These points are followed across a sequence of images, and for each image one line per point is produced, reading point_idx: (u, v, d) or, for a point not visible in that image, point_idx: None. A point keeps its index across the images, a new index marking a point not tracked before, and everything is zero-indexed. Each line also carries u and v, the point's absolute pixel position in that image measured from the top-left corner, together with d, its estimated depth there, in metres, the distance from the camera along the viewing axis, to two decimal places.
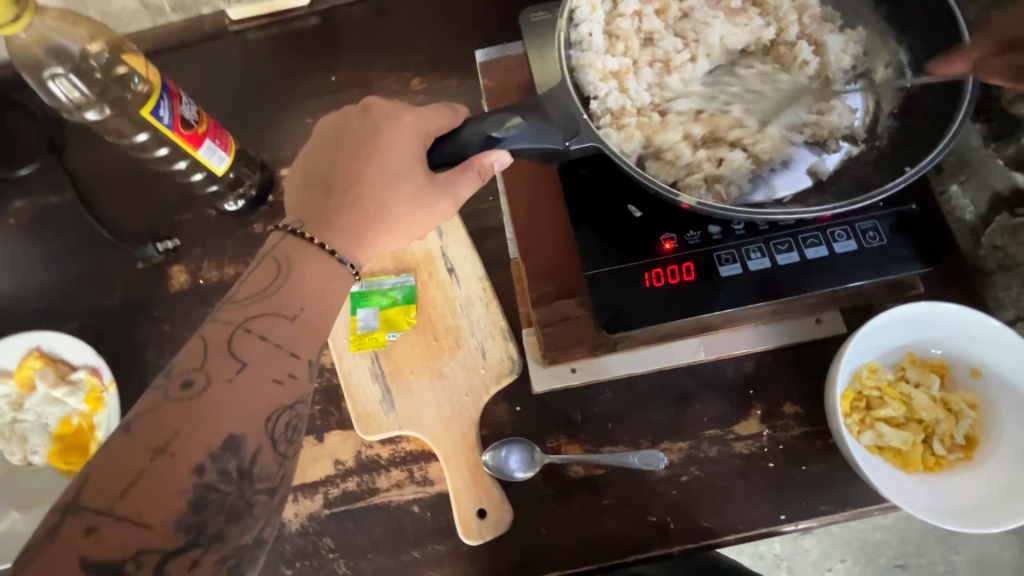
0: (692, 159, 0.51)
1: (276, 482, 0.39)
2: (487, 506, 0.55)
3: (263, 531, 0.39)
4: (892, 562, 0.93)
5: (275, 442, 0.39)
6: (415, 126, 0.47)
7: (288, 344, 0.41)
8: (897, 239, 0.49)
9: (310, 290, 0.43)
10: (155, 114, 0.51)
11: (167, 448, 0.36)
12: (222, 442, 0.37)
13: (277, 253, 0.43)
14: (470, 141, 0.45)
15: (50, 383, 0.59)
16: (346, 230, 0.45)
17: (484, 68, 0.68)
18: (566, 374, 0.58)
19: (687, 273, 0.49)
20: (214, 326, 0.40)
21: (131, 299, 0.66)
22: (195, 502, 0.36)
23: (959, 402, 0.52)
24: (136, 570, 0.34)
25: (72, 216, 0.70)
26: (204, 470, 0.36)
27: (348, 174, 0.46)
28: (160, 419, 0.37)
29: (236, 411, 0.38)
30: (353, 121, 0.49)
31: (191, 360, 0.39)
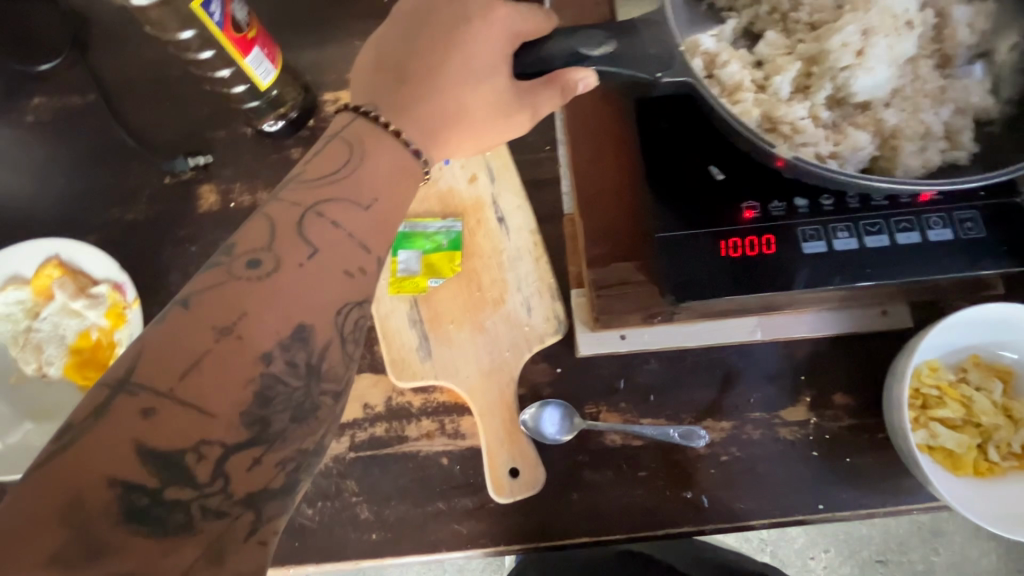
0: (814, 136, 0.46)
1: (341, 387, 0.34)
2: (521, 465, 0.53)
3: (325, 438, 0.33)
4: (874, 556, 0.93)
5: (344, 339, 0.34)
6: (506, 24, 0.40)
7: (360, 234, 0.35)
8: (995, 232, 0.45)
9: (384, 178, 0.37)
10: (206, 9, 0.46)
11: (233, 330, 0.31)
12: (292, 330, 0.32)
13: (346, 135, 0.38)
14: (554, 55, 0.39)
15: (70, 294, 0.56)
16: (419, 122, 0.39)
17: (555, 3, 0.62)
18: (615, 340, 0.56)
19: (766, 246, 0.46)
20: (278, 206, 0.35)
21: (156, 215, 0.62)
22: (259, 395, 0.31)
23: (1021, 410, 0.51)
24: (196, 463, 0.29)
25: (95, 120, 0.65)
26: (272, 359, 0.31)
27: (426, 61, 0.40)
28: (225, 296, 0.31)
29: (306, 298, 0.33)
30: (438, 1, 0.41)
31: (256, 238, 0.34)
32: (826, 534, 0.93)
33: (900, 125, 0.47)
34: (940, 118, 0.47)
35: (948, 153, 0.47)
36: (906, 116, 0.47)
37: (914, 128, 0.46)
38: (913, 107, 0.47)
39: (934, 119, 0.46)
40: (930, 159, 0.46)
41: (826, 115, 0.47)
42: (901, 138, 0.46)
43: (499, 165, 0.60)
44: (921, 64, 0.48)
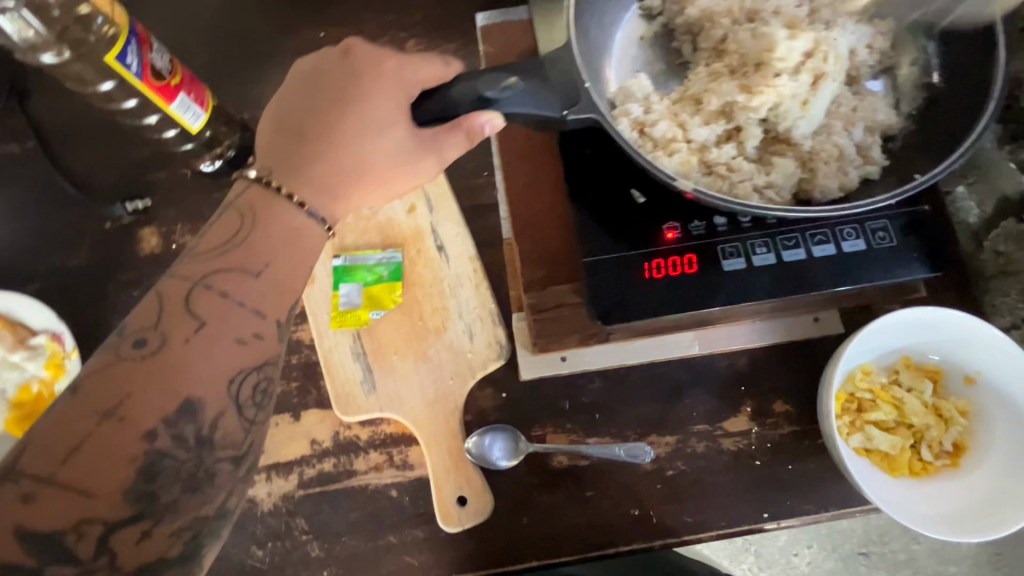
0: (748, 171, 0.48)
1: (242, 451, 0.37)
2: (468, 493, 0.53)
3: (226, 502, 0.37)
4: (855, 549, 0.89)
5: (241, 407, 0.37)
6: (398, 77, 0.44)
7: (252, 301, 0.38)
8: (906, 239, 0.49)
9: (275, 244, 0.40)
10: (121, 61, 0.47)
11: (115, 413, 0.34)
12: (177, 406, 0.35)
13: (240, 204, 0.40)
14: (461, 99, 0.41)
15: (8, 347, 0.56)
16: (318, 181, 0.42)
17: (485, 31, 0.64)
18: (556, 362, 0.56)
19: (688, 266, 0.49)
20: (170, 282, 0.38)
21: (97, 262, 0.61)
22: (145, 470, 0.34)
23: (951, 408, 0.52)
24: (76, 541, 0.32)
25: (33, 168, 0.65)
26: (156, 436, 0.34)
27: (322, 119, 0.43)
28: (109, 380, 0.34)
29: (193, 373, 0.36)
30: (331, 63, 0.45)
31: (144, 317, 0.36)
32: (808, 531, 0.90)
33: (814, 150, 0.48)
34: (853, 139, 0.48)
35: (862, 169, 0.48)
36: (821, 141, 0.48)
37: (831, 152, 0.48)
38: (825, 132, 0.49)
39: (846, 138, 0.48)
40: (847, 179, 0.48)
41: (752, 148, 0.49)
42: (818, 160, 0.48)
43: (437, 194, 0.61)
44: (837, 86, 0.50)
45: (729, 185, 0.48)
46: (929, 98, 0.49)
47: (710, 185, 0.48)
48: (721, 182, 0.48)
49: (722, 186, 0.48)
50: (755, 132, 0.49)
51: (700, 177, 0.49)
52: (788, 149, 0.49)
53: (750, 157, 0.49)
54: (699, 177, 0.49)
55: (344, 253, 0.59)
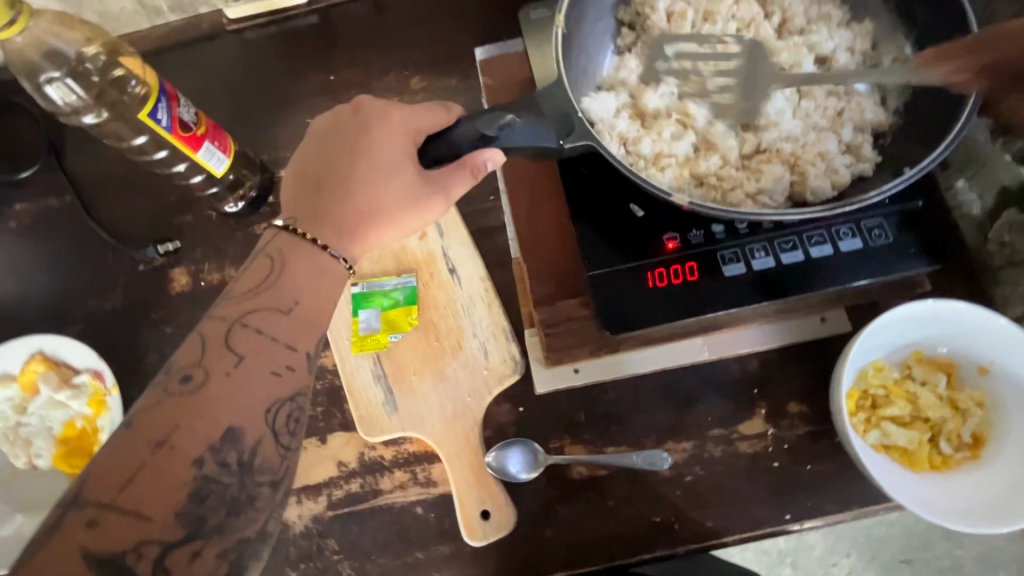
0: (737, 178, 0.51)
1: (279, 475, 0.40)
2: (491, 507, 0.55)
3: (267, 523, 0.39)
4: (897, 557, 0.87)
5: (277, 434, 0.40)
6: (405, 125, 0.48)
7: (285, 337, 0.42)
8: (902, 235, 0.51)
9: (303, 283, 0.43)
10: (153, 117, 0.51)
11: (167, 442, 0.36)
12: (221, 434, 0.38)
13: (270, 250, 0.44)
14: (462, 140, 0.45)
15: (54, 387, 0.60)
16: (339, 226, 0.46)
17: (484, 64, 0.67)
18: (568, 374, 0.58)
19: (690, 274, 0.51)
20: (210, 322, 0.41)
21: (133, 302, 0.65)
22: (196, 494, 0.36)
23: (966, 400, 0.52)
24: (136, 562, 0.34)
25: (72, 219, 0.69)
26: (204, 461, 0.37)
27: (338, 170, 0.47)
28: (160, 413, 0.37)
29: (234, 403, 0.39)
30: (345, 118, 0.50)
31: (188, 355, 0.39)
32: (846, 539, 0.87)
33: (797, 151, 0.51)
34: (842, 144, 0.52)
35: (855, 167, 0.51)
36: (802, 147, 0.52)
37: (815, 154, 0.51)
38: (808, 140, 0.52)
39: (833, 141, 0.51)
40: (836, 177, 0.50)
41: (735, 157, 0.52)
42: (804, 163, 0.51)
43: (447, 220, 0.63)
44: (815, 93, 0.53)
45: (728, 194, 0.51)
46: (912, 94, 0.51)
47: (702, 195, 0.51)
48: (712, 194, 0.51)
49: (716, 197, 0.51)
50: (730, 143, 0.52)
51: (693, 189, 0.51)
52: (773, 156, 0.52)
53: (738, 167, 0.52)
54: (693, 189, 0.51)
55: (361, 281, 0.62)
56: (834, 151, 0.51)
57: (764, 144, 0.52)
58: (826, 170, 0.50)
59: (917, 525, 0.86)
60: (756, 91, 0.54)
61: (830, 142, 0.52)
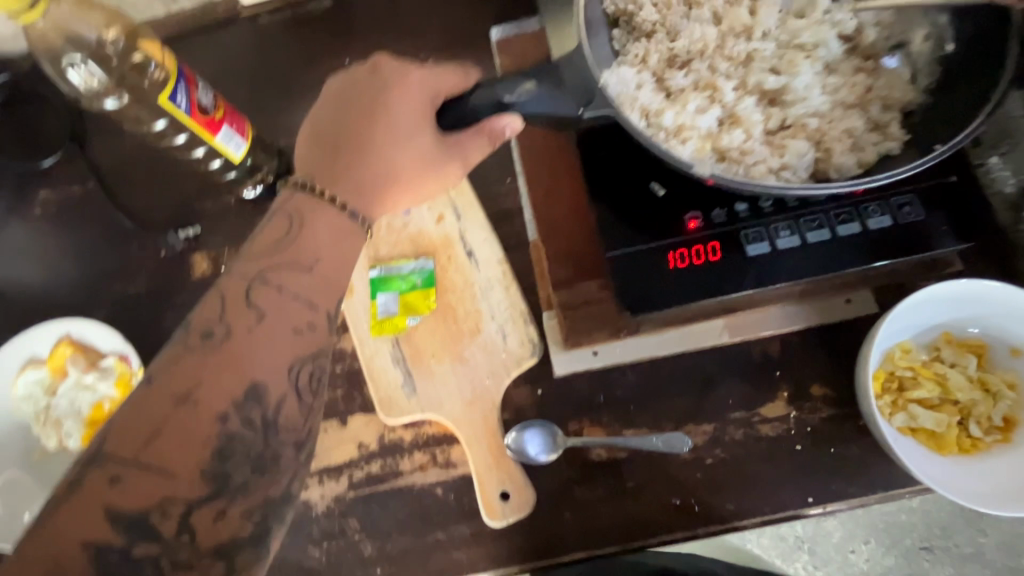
0: (760, 154, 0.50)
1: (303, 435, 0.40)
2: (510, 488, 0.55)
3: (291, 485, 0.40)
4: (919, 544, 0.85)
5: (300, 392, 0.40)
6: (424, 85, 0.47)
7: (306, 294, 0.42)
8: (932, 214, 0.50)
9: (325, 239, 0.44)
10: (172, 101, 0.52)
11: (190, 396, 0.37)
12: (244, 390, 0.38)
13: (287, 209, 0.44)
14: (482, 106, 0.45)
15: (82, 369, 0.61)
16: (359, 184, 0.46)
17: (500, 44, 0.66)
18: (588, 357, 0.58)
19: (712, 254, 0.50)
20: (230, 281, 0.41)
21: (155, 286, 0.66)
22: (218, 451, 0.37)
23: (998, 382, 0.51)
24: (161, 521, 0.35)
25: (94, 205, 0.70)
26: (228, 418, 0.37)
27: (357, 132, 0.47)
28: (183, 368, 0.38)
29: (257, 359, 0.39)
30: (362, 78, 0.49)
31: (210, 313, 0.40)
32: (865, 526, 0.85)
33: (824, 126, 0.50)
34: (869, 121, 0.50)
35: (881, 146, 0.49)
36: (827, 123, 0.50)
37: (841, 131, 0.50)
38: (835, 116, 0.51)
39: (860, 117, 0.50)
40: (863, 155, 0.49)
41: (759, 133, 0.50)
42: (830, 140, 0.50)
43: (464, 203, 0.63)
44: (843, 68, 0.53)
45: (762, 173, 0.49)
46: (947, 69, 0.49)
47: (722, 171, 0.49)
48: (741, 170, 0.49)
49: (738, 171, 0.49)
50: (755, 119, 0.51)
51: (714, 163, 0.49)
52: (798, 131, 0.51)
53: (762, 141, 0.50)
54: (713, 163, 0.49)
55: (379, 264, 0.62)
56: (861, 130, 0.50)
57: (789, 120, 0.51)
58: (852, 145, 0.50)
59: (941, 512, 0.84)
60: (782, 65, 0.52)
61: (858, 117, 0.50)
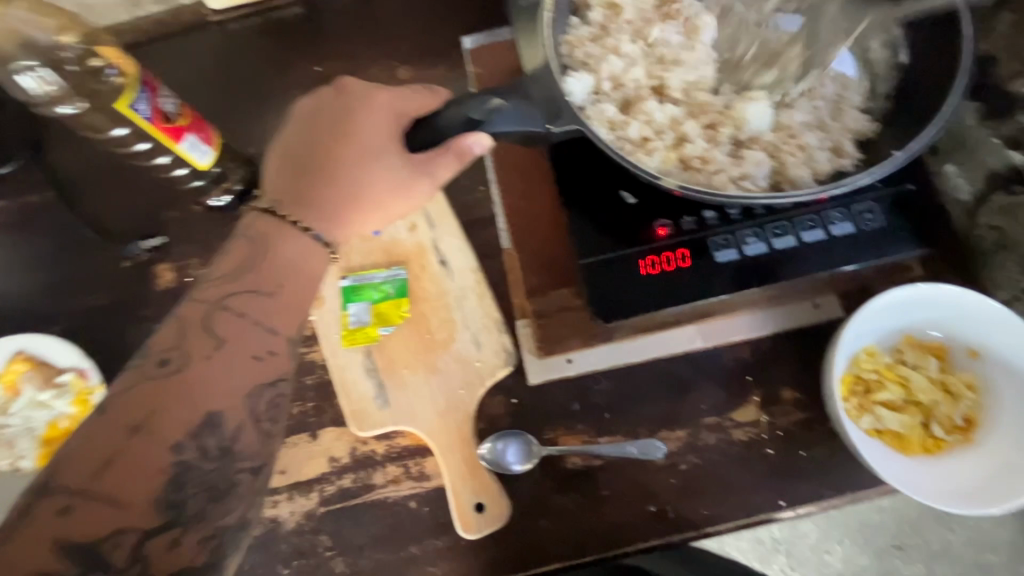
0: (723, 163, 0.51)
1: (259, 462, 0.39)
2: (485, 499, 0.54)
3: (246, 514, 0.38)
4: (889, 543, 0.88)
5: (257, 420, 0.39)
6: (390, 106, 0.48)
7: (267, 320, 0.41)
8: (892, 219, 0.51)
9: (285, 266, 0.43)
10: (133, 107, 0.50)
11: (144, 427, 0.36)
12: (201, 420, 0.37)
13: (251, 232, 0.43)
14: (451, 123, 0.43)
15: (37, 386, 0.59)
16: (325, 211, 0.46)
17: (473, 54, 0.67)
18: (562, 365, 0.58)
19: (682, 261, 0.51)
20: (188, 305, 0.40)
21: (118, 298, 0.64)
22: (174, 480, 0.36)
23: (958, 382, 0.52)
24: (113, 551, 0.33)
25: (53, 215, 0.68)
26: (182, 448, 0.36)
27: (323, 154, 0.47)
28: (136, 397, 0.36)
29: (214, 388, 0.38)
30: (329, 99, 0.49)
31: (167, 338, 0.38)
32: (838, 525, 0.88)
33: (778, 142, 0.51)
34: (826, 141, 0.51)
35: (835, 162, 0.50)
36: (783, 137, 0.51)
37: (796, 145, 0.51)
38: (791, 130, 0.52)
39: (816, 138, 0.51)
40: (818, 166, 0.50)
41: (726, 142, 0.52)
42: (784, 154, 0.51)
43: (436, 211, 0.63)
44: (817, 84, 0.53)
45: (731, 184, 0.50)
46: (903, 76, 0.51)
47: (690, 181, 0.50)
48: (704, 179, 0.50)
49: (700, 179, 0.50)
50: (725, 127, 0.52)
51: (677, 172, 0.50)
52: (754, 142, 0.52)
53: (723, 150, 0.51)
54: (678, 174, 0.50)
55: (351, 274, 0.61)
56: (823, 140, 0.51)
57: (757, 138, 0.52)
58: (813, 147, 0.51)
59: (908, 510, 0.87)
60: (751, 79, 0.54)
61: (821, 129, 0.52)
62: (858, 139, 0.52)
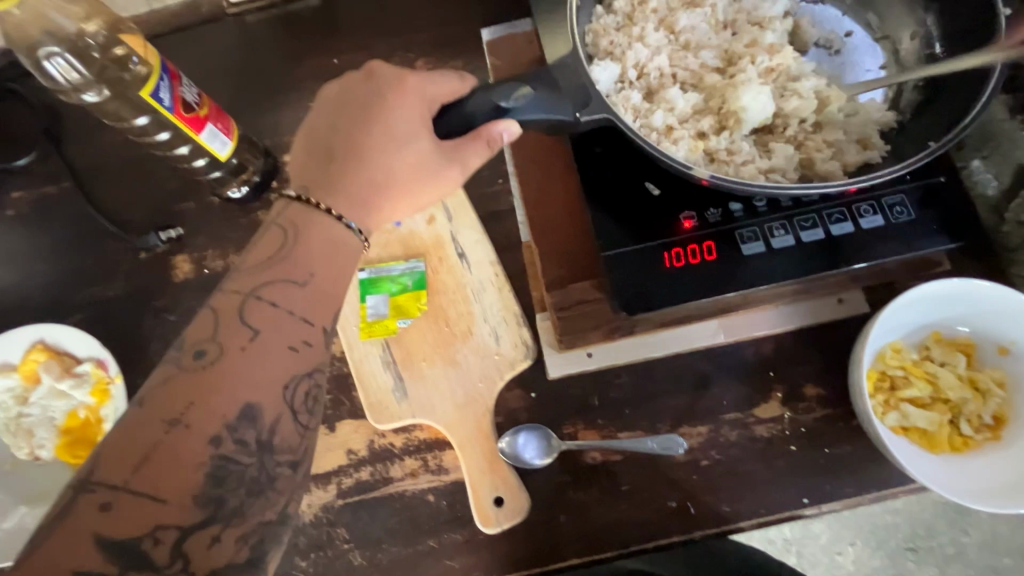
0: (749, 152, 0.50)
1: (299, 455, 0.39)
2: (504, 493, 0.54)
3: (287, 507, 0.38)
4: (903, 545, 0.86)
5: (295, 412, 0.39)
6: (420, 92, 0.47)
7: (300, 310, 0.41)
8: (923, 213, 0.50)
9: (317, 256, 0.42)
10: (155, 96, 0.50)
11: (181, 420, 0.35)
12: (238, 411, 0.37)
13: (282, 221, 0.43)
14: (478, 110, 0.44)
15: (55, 376, 0.58)
16: (350, 197, 0.44)
17: (492, 46, 0.66)
18: (582, 359, 0.57)
19: (709, 253, 0.50)
20: (222, 297, 0.40)
21: (135, 288, 0.64)
22: (213, 474, 0.35)
23: (987, 380, 0.51)
24: (153, 547, 0.33)
25: (70, 206, 0.68)
26: (221, 441, 0.36)
27: (350, 138, 0.46)
28: (170, 391, 0.36)
29: (251, 379, 0.38)
30: (357, 85, 0.48)
31: (201, 330, 0.38)
32: (851, 527, 0.86)
33: (803, 135, 0.51)
34: (852, 134, 0.50)
35: (863, 155, 0.49)
36: (806, 129, 0.51)
37: (821, 140, 0.50)
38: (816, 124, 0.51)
39: (844, 129, 0.50)
40: (846, 159, 0.49)
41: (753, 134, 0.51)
42: (811, 146, 0.50)
43: (455, 204, 0.62)
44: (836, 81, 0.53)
45: (758, 175, 0.49)
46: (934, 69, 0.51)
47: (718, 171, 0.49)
48: (730, 170, 0.49)
49: (728, 171, 0.49)
50: None
51: (703, 164, 0.50)
52: (779, 134, 0.51)
53: (748, 141, 0.51)
54: (705, 165, 0.50)
55: (368, 267, 0.61)
56: (851, 134, 0.50)
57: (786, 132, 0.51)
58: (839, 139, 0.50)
59: (924, 513, 0.86)
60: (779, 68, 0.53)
61: (852, 119, 0.51)
62: (883, 132, 0.51)
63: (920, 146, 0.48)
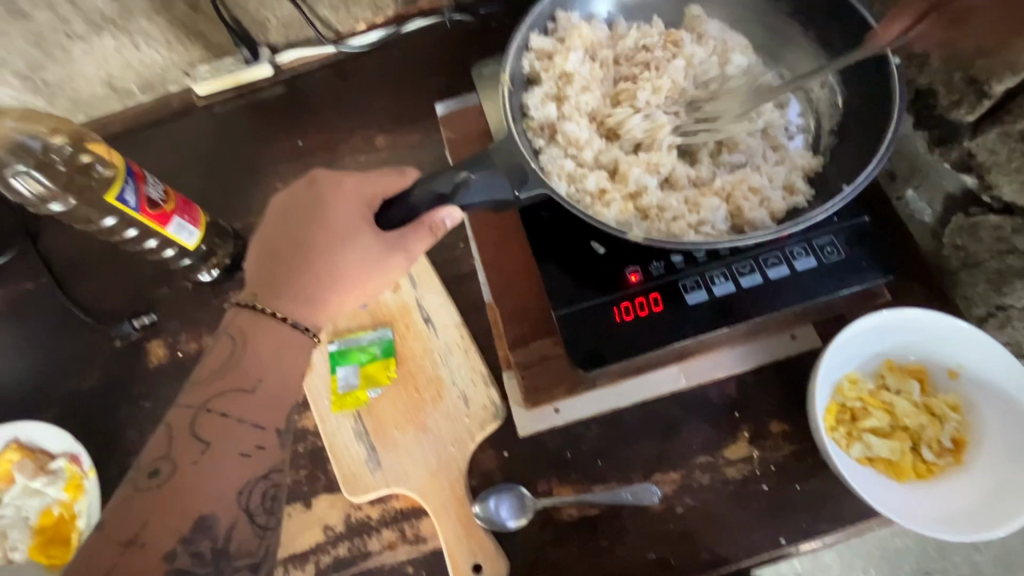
0: (678, 209, 0.53)
1: (258, 557, 0.42)
2: (482, 560, 0.54)
3: None
4: (916, 569, 0.85)
5: (251, 516, 0.42)
6: (358, 194, 0.49)
7: (251, 416, 0.43)
8: (853, 252, 0.53)
9: (266, 358, 0.45)
10: (121, 199, 0.53)
11: (136, 541, 0.38)
12: (192, 525, 0.40)
13: (231, 328, 0.45)
14: (420, 201, 0.47)
15: (30, 475, 0.58)
16: (299, 297, 0.47)
17: (446, 118, 0.70)
18: (550, 415, 0.58)
19: (655, 304, 0.53)
20: (177, 412, 0.43)
21: (111, 378, 0.65)
22: None
23: (941, 405, 0.53)
24: None
25: (48, 301, 0.69)
26: (176, 556, 0.39)
27: (296, 241, 0.48)
28: (131, 510, 0.39)
29: (205, 492, 0.41)
30: (300, 191, 0.51)
31: (156, 449, 0.41)
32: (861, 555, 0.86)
33: (730, 186, 0.54)
34: (775, 181, 0.54)
35: (789, 200, 0.53)
36: (733, 181, 0.54)
37: (747, 189, 0.53)
38: (739, 174, 0.55)
39: (764, 179, 0.54)
40: (772, 207, 0.52)
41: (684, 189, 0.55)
42: (738, 198, 0.53)
43: (418, 271, 0.64)
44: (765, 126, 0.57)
45: (689, 231, 0.52)
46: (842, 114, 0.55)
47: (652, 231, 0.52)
48: (660, 228, 0.52)
49: (659, 227, 0.52)
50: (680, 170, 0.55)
51: (637, 224, 0.53)
52: (708, 187, 0.55)
53: (678, 197, 0.54)
54: (638, 223, 0.53)
55: (337, 338, 0.62)
56: (774, 181, 0.54)
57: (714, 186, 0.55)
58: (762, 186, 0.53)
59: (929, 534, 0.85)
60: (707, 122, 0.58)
61: (770, 170, 0.55)
62: (806, 175, 0.55)
63: (836, 189, 0.52)
